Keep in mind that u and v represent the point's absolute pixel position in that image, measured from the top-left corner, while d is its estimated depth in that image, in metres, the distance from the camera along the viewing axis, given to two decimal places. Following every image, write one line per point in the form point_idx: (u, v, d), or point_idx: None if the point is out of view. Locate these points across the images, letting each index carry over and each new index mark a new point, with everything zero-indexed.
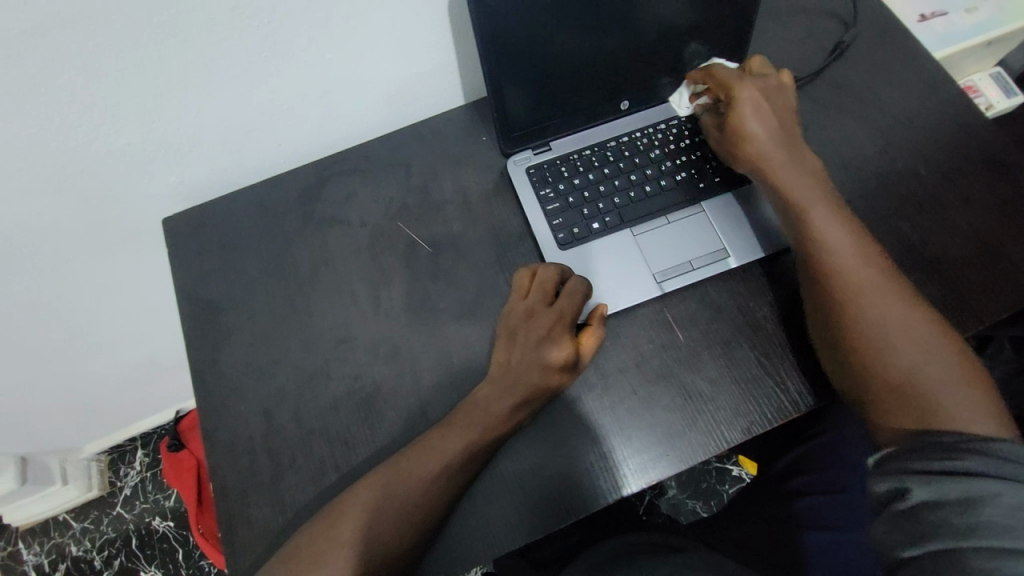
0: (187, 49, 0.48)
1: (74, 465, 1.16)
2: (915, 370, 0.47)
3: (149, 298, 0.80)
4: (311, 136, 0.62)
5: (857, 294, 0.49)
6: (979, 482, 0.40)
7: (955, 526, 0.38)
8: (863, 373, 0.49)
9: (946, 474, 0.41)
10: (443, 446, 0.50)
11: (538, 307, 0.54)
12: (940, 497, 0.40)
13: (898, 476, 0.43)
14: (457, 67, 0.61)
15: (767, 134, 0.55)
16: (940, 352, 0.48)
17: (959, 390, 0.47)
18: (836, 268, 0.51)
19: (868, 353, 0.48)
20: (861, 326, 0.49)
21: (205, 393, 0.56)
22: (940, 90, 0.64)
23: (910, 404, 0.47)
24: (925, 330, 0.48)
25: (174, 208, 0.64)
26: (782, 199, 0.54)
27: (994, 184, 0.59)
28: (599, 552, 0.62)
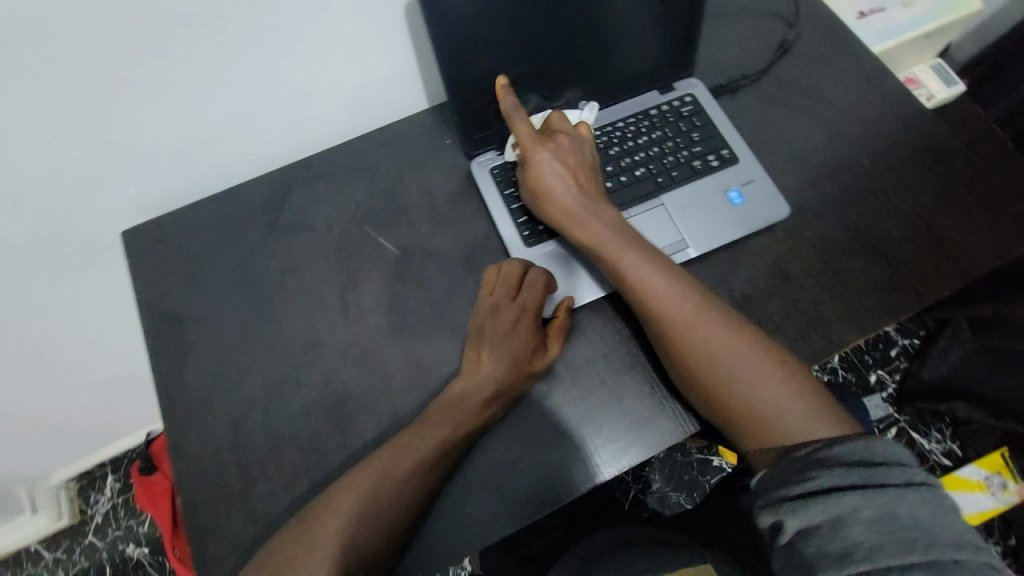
0: (141, 59, 0.47)
1: (43, 493, 1.12)
2: (749, 398, 0.48)
3: (114, 315, 0.78)
4: (273, 144, 0.62)
5: (687, 336, 0.50)
6: (841, 497, 0.38)
7: (832, 553, 0.37)
8: (711, 408, 0.50)
9: (810, 496, 0.40)
10: (417, 445, 0.50)
11: (502, 303, 0.54)
12: (812, 524, 0.39)
13: (774, 507, 0.41)
14: (418, 72, 0.62)
15: (565, 189, 0.55)
16: (770, 375, 0.48)
17: (792, 405, 0.47)
18: (661, 315, 0.51)
19: (710, 391, 0.49)
20: (698, 367, 0.49)
21: (171, 406, 0.55)
22: (879, 83, 0.67)
23: (757, 429, 0.48)
24: (744, 361, 0.49)
25: (135, 220, 0.63)
26: (592, 250, 0.54)
27: (932, 169, 0.63)
28: (587, 548, 0.63)
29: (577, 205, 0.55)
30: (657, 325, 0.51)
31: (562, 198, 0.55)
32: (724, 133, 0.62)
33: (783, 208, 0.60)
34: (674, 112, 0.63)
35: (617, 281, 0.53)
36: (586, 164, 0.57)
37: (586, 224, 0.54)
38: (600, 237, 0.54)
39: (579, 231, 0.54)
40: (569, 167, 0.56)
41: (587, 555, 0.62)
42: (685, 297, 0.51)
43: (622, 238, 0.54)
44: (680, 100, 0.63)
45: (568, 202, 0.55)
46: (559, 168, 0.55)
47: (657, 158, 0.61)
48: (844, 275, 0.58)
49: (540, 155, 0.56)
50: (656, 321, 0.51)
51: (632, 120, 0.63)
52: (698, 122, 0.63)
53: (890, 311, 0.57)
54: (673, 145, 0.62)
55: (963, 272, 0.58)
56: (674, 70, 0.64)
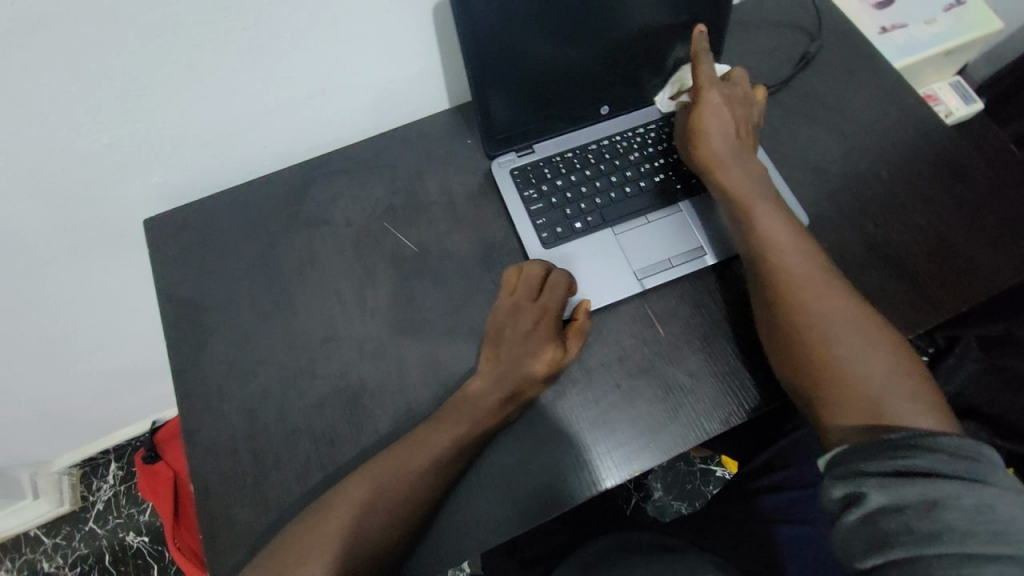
0: (173, 49, 0.48)
1: (46, 478, 1.12)
2: (855, 364, 0.48)
3: (128, 303, 0.79)
4: (296, 138, 0.63)
5: (802, 295, 0.51)
6: (935, 481, 0.40)
7: (916, 530, 0.39)
8: (802, 370, 0.49)
9: (903, 477, 0.41)
10: (431, 441, 0.50)
11: (524, 303, 0.55)
12: (901, 502, 0.40)
13: (856, 479, 0.43)
14: (442, 73, 0.63)
15: (723, 135, 0.57)
16: (884, 353, 0.48)
17: (900, 387, 0.47)
18: (786, 269, 0.52)
19: (818, 345, 0.49)
20: (808, 320, 0.50)
21: (186, 395, 0.55)
22: (900, 98, 0.67)
23: (852, 402, 0.47)
24: (865, 325, 0.49)
25: (156, 209, 0.64)
26: (734, 200, 0.56)
27: (951, 185, 0.63)
28: (591, 552, 0.63)
29: (726, 153, 0.57)
30: (767, 278, 0.52)
31: (714, 143, 0.57)
32: (744, 143, 0.63)
33: (801, 219, 0.60)
34: None
35: (748, 229, 0.54)
36: (744, 121, 0.59)
37: (725, 173, 0.56)
38: (739, 186, 0.56)
39: (724, 180, 0.56)
40: (731, 119, 0.58)
41: (592, 558, 0.62)
42: (811, 258, 0.52)
43: (758, 192, 0.56)
44: None
45: (710, 152, 0.57)
46: (715, 120, 0.57)
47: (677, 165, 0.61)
48: (861, 287, 0.58)
49: (707, 100, 0.58)
50: (776, 274, 0.52)
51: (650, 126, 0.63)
52: None
53: (906, 325, 0.57)
54: None
55: (981, 289, 0.58)
56: None
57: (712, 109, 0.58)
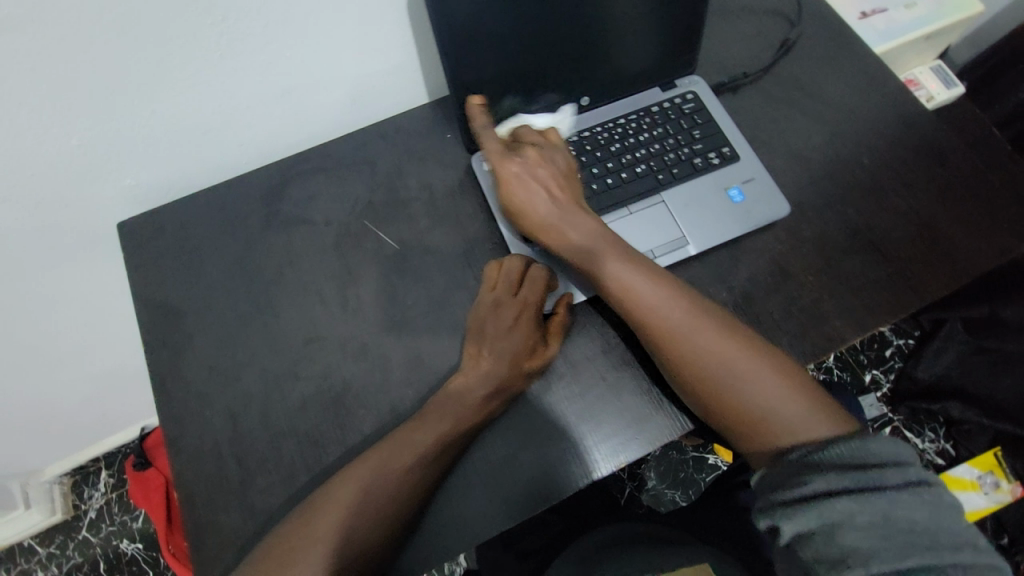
0: (140, 49, 0.47)
1: (36, 489, 1.11)
2: (742, 396, 0.48)
3: (109, 309, 0.78)
4: (272, 136, 0.62)
5: (676, 349, 0.50)
6: (840, 505, 0.41)
7: (832, 556, 0.41)
8: (708, 417, 0.50)
9: (813, 505, 0.42)
10: (417, 440, 0.50)
11: (503, 300, 0.54)
12: (813, 529, 0.42)
13: (771, 510, 0.44)
14: (420, 66, 0.62)
15: (545, 200, 0.56)
16: (768, 381, 0.48)
17: (790, 406, 0.48)
18: (650, 320, 0.51)
19: (706, 395, 0.49)
20: (691, 375, 0.49)
21: (168, 400, 0.54)
22: (880, 83, 0.67)
23: (758, 434, 0.48)
24: (735, 362, 0.49)
25: (132, 212, 0.63)
26: (581, 263, 0.54)
27: (932, 169, 0.63)
28: (584, 544, 0.63)
29: (555, 214, 0.55)
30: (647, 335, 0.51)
31: (540, 212, 0.56)
32: (726, 131, 0.62)
33: (783, 206, 0.60)
34: (676, 109, 0.63)
35: (602, 286, 0.53)
36: (568, 173, 0.58)
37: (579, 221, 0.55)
38: (584, 245, 0.54)
39: (560, 242, 0.55)
40: (552, 178, 0.56)
41: (586, 551, 0.62)
42: (670, 300, 0.51)
43: (607, 246, 0.54)
44: (682, 97, 0.63)
45: (547, 211, 0.55)
46: (531, 182, 0.56)
47: (658, 155, 0.61)
48: (844, 273, 0.58)
49: (509, 170, 0.57)
50: (653, 330, 0.51)
51: (629, 116, 0.62)
52: (700, 119, 0.62)
53: (889, 309, 0.57)
54: (674, 142, 0.62)
55: (963, 272, 0.59)
56: (677, 67, 0.64)
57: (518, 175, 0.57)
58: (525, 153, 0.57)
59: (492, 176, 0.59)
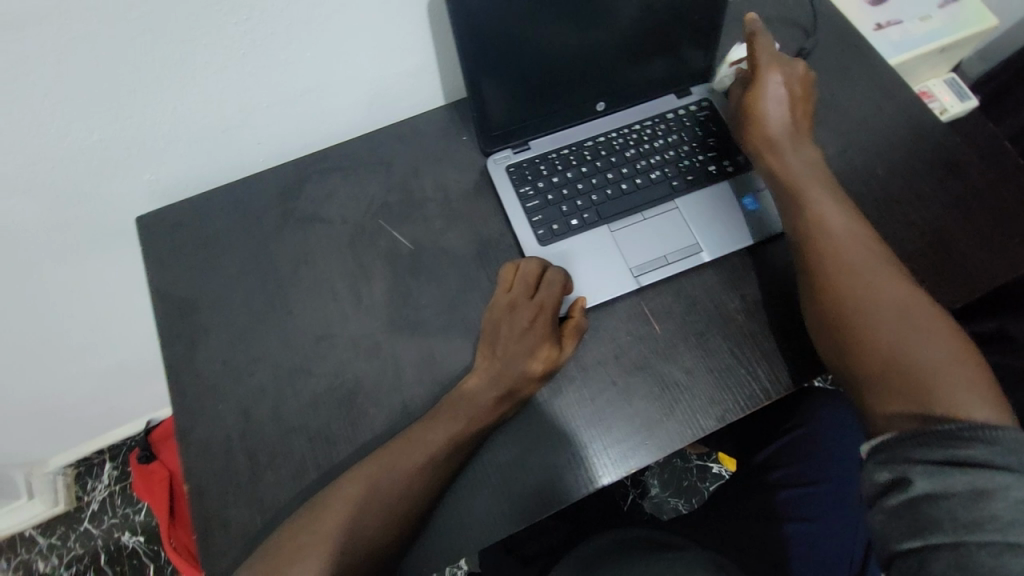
0: (164, 46, 0.48)
1: (39, 479, 1.12)
2: (907, 348, 0.48)
3: (121, 302, 0.78)
4: (291, 135, 0.62)
5: (845, 274, 0.51)
6: (984, 473, 0.39)
7: (962, 521, 0.39)
8: (848, 349, 0.50)
9: (951, 468, 0.40)
10: (428, 439, 0.50)
11: (520, 301, 0.54)
12: (946, 490, 0.40)
13: (902, 466, 0.42)
14: (438, 68, 0.62)
15: (780, 119, 0.59)
16: (937, 343, 0.47)
17: (953, 375, 0.46)
18: (835, 240, 0.53)
19: (863, 328, 0.49)
20: (852, 304, 0.50)
21: (180, 394, 0.55)
22: (895, 94, 0.68)
23: (903, 388, 0.47)
24: (915, 317, 0.49)
25: (150, 206, 0.63)
26: (783, 178, 0.57)
27: (946, 182, 0.63)
28: (588, 549, 0.63)
29: (783, 139, 0.59)
30: (819, 262, 0.53)
31: (771, 125, 0.59)
32: None
33: None
34: (691, 116, 0.63)
35: (803, 207, 0.55)
36: (802, 108, 0.61)
37: (774, 149, 0.58)
38: (798, 169, 0.57)
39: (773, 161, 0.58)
40: (790, 104, 0.60)
41: (590, 556, 0.62)
42: (857, 238, 0.53)
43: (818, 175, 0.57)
44: (697, 105, 0.64)
45: (767, 129, 0.59)
46: (773, 102, 0.59)
47: (673, 162, 0.61)
48: None
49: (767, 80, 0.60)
50: (827, 255, 0.53)
51: (648, 122, 0.63)
52: (714, 127, 0.63)
53: None
54: (689, 149, 0.62)
55: (975, 286, 0.58)
56: (693, 75, 0.64)
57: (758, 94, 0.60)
58: (782, 75, 0.60)
59: (737, 89, 0.63)
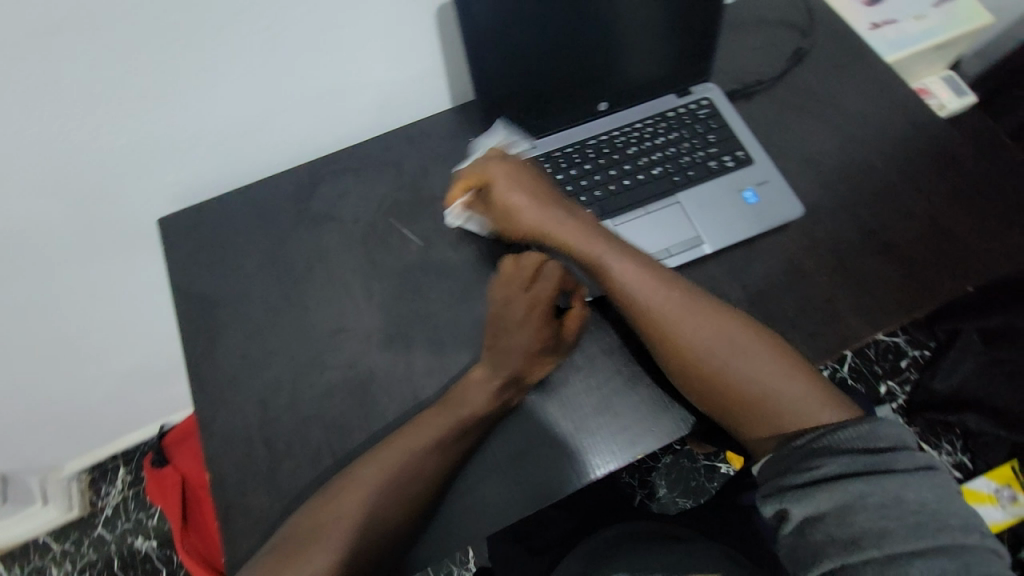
0: (188, 52, 0.50)
1: (54, 484, 1.14)
2: (745, 380, 0.52)
3: (139, 306, 0.81)
4: (305, 138, 0.65)
5: (681, 343, 0.53)
6: (842, 486, 0.43)
7: (842, 539, 0.41)
8: (706, 405, 0.53)
9: (816, 490, 0.43)
10: (439, 424, 0.52)
11: (517, 295, 0.55)
12: (820, 513, 0.43)
13: (779, 496, 0.45)
14: (446, 72, 0.65)
15: (532, 209, 0.58)
16: (770, 370, 0.51)
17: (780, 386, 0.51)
18: (646, 309, 0.54)
19: (709, 378, 0.52)
20: (689, 361, 0.52)
21: (200, 386, 0.56)
22: (891, 90, 0.69)
23: (759, 419, 0.51)
24: (728, 351, 0.52)
25: (170, 208, 0.66)
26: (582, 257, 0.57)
27: (944, 174, 0.64)
28: (599, 541, 0.64)
29: (545, 225, 0.58)
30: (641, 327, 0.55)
31: (533, 219, 0.58)
32: (740, 136, 0.64)
33: (796, 207, 0.61)
34: (691, 114, 0.65)
35: (609, 284, 0.55)
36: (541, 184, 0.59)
37: (557, 228, 0.57)
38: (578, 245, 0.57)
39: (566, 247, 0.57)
40: (531, 191, 0.58)
41: (597, 547, 0.63)
42: (662, 294, 0.54)
43: (595, 243, 0.56)
44: (697, 103, 0.66)
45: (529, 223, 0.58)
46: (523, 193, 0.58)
47: (674, 158, 0.63)
48: (856, 273, 0.59)
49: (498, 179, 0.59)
50: (651, 329, 0.54)
51: (649, 121, 0.65)
52: (714, 124, 0.65)
53: (901, 308, 0.58)
54: (689, 146, 0.64)
55: (975, 274, 0.59)
56: (692, 74, 0.66)
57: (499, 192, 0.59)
58: (501, 168, 0.59)
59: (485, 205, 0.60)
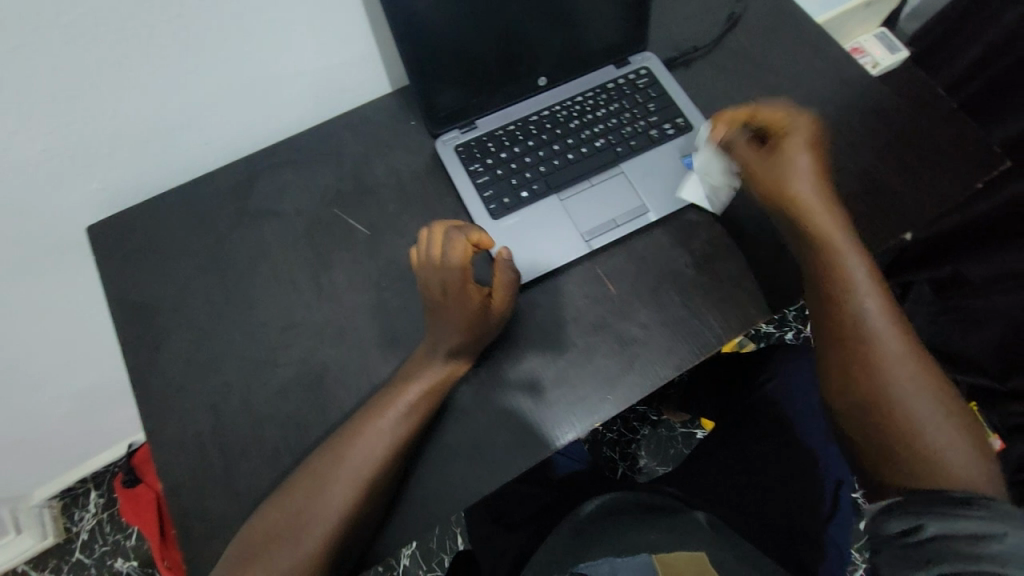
0: (96, 49, 0.48)
1: (25, 513, 1.09)
2: (919, 427, 0.49)
3: (85, 323, 0.77)
4: (238, 132, 0.63)
5: (882, 355, 0.51)
6: (983, 522, 0.41)
7: (969, 554, 0.39)
8: (865, 435, 0.51)
9: (949, 514, 0.42)
10: (382, 423, 0.50)
11: (431, 270, 0.53)
12: (953, 533, 0.41)
13: (913, 512, 0.44)
14: (379, 56, 0.63)
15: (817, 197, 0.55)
16: (949, 420, 0.49)
17: (953, 449, 0.48)
18: (876, 332, 0.52)
19: (892, 413, 0.50)
20: (881, 381, 0.50)
21: (147, 397, 0.55)
22: (823, 50, 0.71)
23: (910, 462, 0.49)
24: (902, 387, 0.50)
25: (101, 215, 0.63)
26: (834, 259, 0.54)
27: (875, 128, 0.66)
28: (579, 516, 0.64)
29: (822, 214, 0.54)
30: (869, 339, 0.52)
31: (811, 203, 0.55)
32: (679, 103, 0.65)
33: None
34: (630, 85, 0.65)
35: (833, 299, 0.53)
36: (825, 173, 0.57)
37: (823, 221, 0.54)
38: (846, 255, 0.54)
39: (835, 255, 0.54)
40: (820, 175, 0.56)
41: (578, 523, 0.63)
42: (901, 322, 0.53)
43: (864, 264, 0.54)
44: (635, 73, 0.66)
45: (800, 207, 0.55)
46: (807, 177, 0.55)
47: (616, 129, 0.63)
48: None
49: (791, 155, 0.56)
50: (863, 347, 0.52)
51: (589, 94, 0.65)
52: (653, 93, 0.65)
53: None
54: (631, 116, 0.64)
55: (907, 223, 0.62)
56: (629, 44, 0.66)
57: (770, 169, 0.57)
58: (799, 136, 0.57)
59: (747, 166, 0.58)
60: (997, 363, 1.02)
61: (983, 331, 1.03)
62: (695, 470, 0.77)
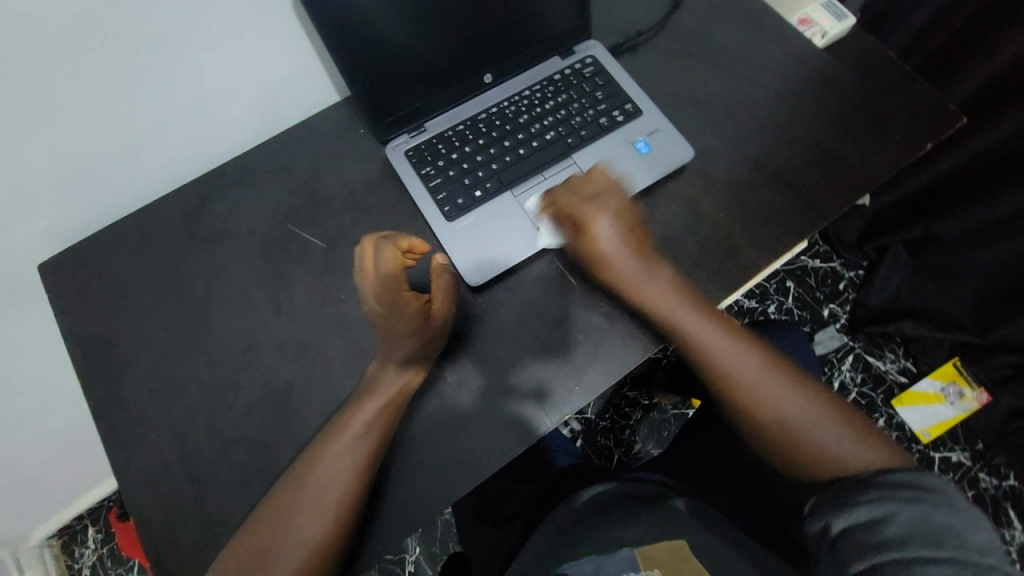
0: (21, 85, 0.46)
1: (26, 555, 1.08)
2: (799, 426, 0.51)
3: (51, 365, 0.74)
4: (184, 155, 0.62)
5: (743, 385, 0.52)
6: (879, 505, 0.43)
7: (872, 544, 0.41)
8: (765, 450, 0.52)
9: (852, 504, 0.44)
10: (340, 447, 0.49)
11: (369, 282, 0.50)
12: (856, 525, 0.43)
13: (823, 512, 0.45)
14: (321, 66, 0.62)
15: (614, 237, 0.54)
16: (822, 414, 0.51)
17: (831, 434, 0.50)
18: (727, 357, 0.53)
19: (774, 421, 0.51)
20: (752, 400, 0.52)
21: (112, 431, 0.54)
22: (767, 24, 0.71)
23: (806, 462, 0.50)
24: (773, 396, 0.52)
25: (52, 252, 0.61)
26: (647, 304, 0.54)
27: (823, 98, 0.67)
28: (570, 508, 0.67)
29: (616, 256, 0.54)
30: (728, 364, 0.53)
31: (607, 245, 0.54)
32: (626, 89, 0.65)
33: (686, 149, 0.62)
34: (577, 74, 0.65)
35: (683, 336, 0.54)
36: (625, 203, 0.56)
37: (624, 268, 0.54)
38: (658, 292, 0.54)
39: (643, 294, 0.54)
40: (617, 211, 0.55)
41: (565, 524, 0.65)
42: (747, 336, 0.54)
43: (672, 293, 0.54)
44: (581, 62, 0.65)
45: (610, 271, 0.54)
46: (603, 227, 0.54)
47: (564, 121, 0.63)
48: (753, 206, 0.61)
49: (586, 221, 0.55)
50: (723, 376, 0.53)
51: (536, 88, 0.64)
52: (600, 81, 0.65)
53: (795, 232, 0.60)
54: (578, 106, 0.64)
55: (860, 189, 0.62)
56: (572, 34, 0.66)
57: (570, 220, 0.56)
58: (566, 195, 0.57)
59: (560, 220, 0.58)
60: (975, 319, 1.05)
61: (962, 287, 1.05)
62: (683, 452, 0.76)
